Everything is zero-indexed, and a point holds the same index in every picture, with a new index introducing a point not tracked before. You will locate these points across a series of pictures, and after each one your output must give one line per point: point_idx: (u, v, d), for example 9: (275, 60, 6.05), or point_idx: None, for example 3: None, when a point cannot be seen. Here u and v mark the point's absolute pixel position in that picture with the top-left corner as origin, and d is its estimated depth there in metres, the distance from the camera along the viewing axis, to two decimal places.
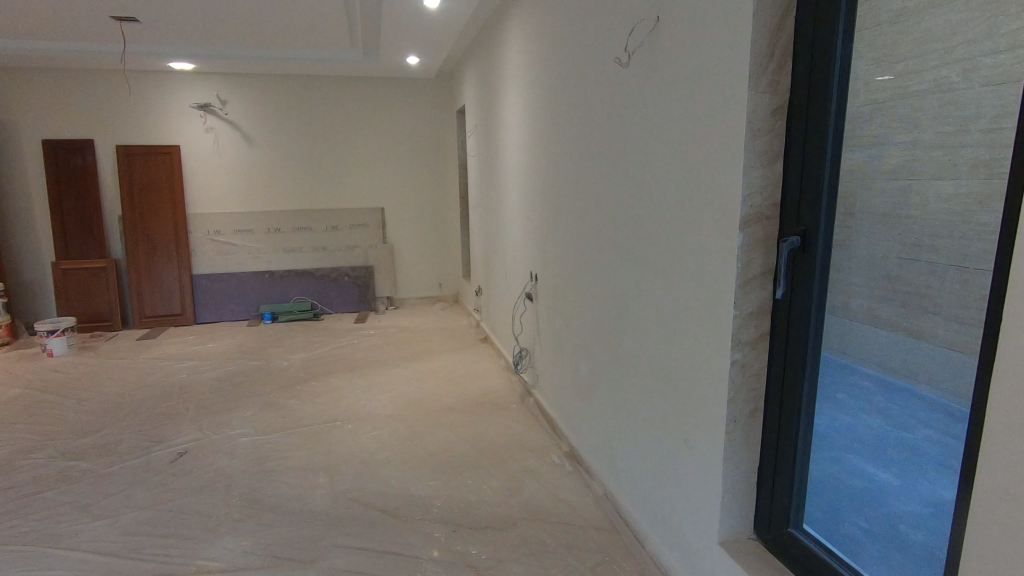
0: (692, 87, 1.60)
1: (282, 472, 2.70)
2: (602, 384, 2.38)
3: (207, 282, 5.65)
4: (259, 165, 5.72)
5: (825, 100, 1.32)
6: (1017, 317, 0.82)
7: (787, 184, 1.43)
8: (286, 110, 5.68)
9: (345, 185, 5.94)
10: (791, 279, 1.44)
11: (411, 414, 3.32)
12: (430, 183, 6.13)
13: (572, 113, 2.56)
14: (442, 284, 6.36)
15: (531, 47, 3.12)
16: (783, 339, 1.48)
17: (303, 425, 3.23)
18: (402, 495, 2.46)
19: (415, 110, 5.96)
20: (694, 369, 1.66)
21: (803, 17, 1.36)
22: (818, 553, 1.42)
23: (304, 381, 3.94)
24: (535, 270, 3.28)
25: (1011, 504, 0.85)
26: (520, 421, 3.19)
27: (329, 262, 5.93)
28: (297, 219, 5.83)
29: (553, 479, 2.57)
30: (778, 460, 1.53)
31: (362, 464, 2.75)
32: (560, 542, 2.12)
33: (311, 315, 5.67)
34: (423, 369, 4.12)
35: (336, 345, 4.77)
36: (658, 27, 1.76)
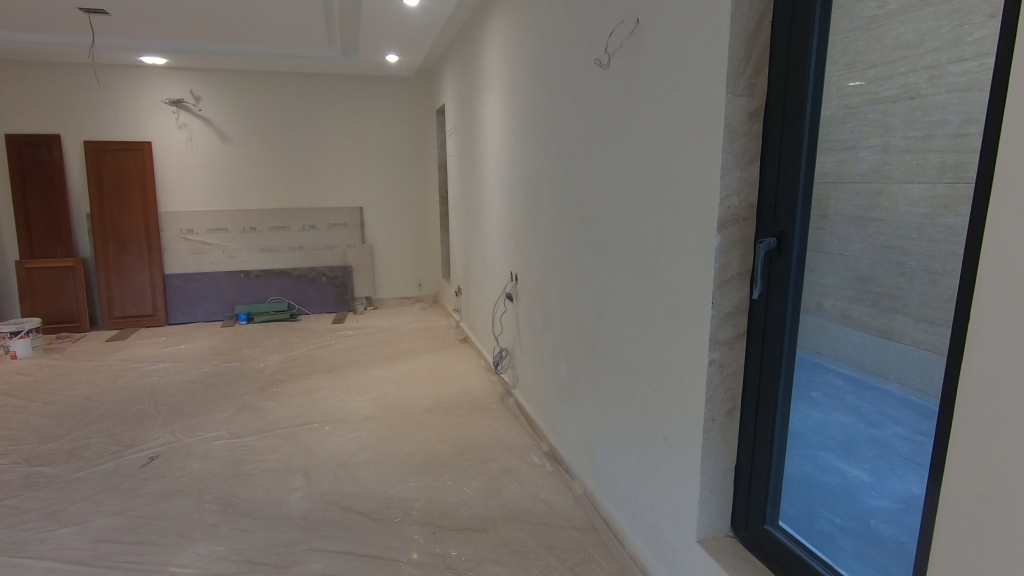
0: (671, 89, 1.61)
1: (258, 476, 2.64)
2: (582, 385, 2.38)
3: (180, 282, 5.52)
4: (234, 162, 5.60)
5: (801, 103, 1.33)
6: (985, 315, 0.83)
7: (764, 186, 1.44)
8: (263, 107, 5.58)
9: (324, 184, 5.86)
10: (767, 279, 1.45)
11: (390, 416, 3.28)
12: (410, 183, 6.08)
13: (552, 115, 2.56)
14: (422, 284, 6.31)
15: (512, 47, 3.10)
16: (759, 338, 1.49)
17: (279, 427, 3.17)
18: (382, 497, 2.43)
19: (395, 109, 5.91)
20: (674, 369, 1.67)
21: (779, 22, 1.37)
22: (792, 550, 1.43)
23: (280, 383, 3.87)
24: (516, 270, 3.27)
25: (978, 500, 0.86)
26: (500, 422, 3.18)
27: (307, 262, 5.84)
28: (274, 219, 5.74)
29: (533, 479, 2.57)
30: (755, 458, 1.54)
31: (340, 466, 2.71)
32: (540, 542, 2.12)
33: (288, 315, 5.59)
34: (402, 370, 4.07)
35: (313, 346, 4.69)
36: (638, 30, 1.76)
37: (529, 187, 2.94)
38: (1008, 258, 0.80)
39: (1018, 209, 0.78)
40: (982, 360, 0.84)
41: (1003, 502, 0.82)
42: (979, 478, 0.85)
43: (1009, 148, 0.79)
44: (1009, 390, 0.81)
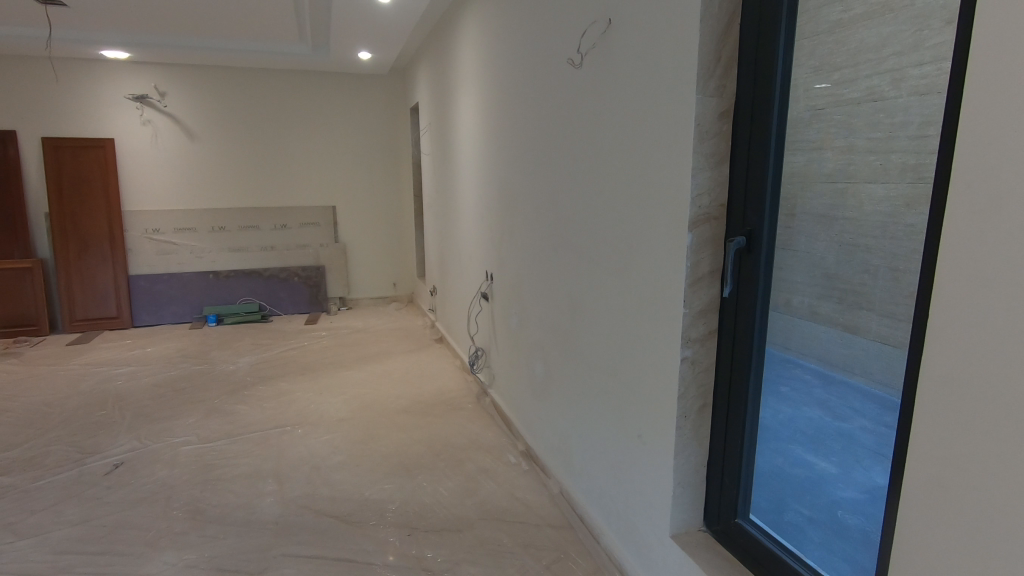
0: (643, 90, 1.62)
1: (228, 481, 2.58)
2: (558, 382, 2.39)
3: (145, 283, 5.36)
4: (202, 160, 5.46)
5: (769, 105, 1.35)
6: (946, 312, 0.86)
7: (733, 186, 1.46)
8: (231, 103, 5.45)
9: (295, 182, 5.75)
10: (737, 277, 1.47)
11: (365, 417, 3.24)
12: (384, 181, 6.02)
13: (525, 113, 2.56)
14: (396, 283, 6.26)
15: (485, 45, 3.10)
16: (730, 335, 1.51)
17: (250, 431, 3.10)
18: (356, 500, 2.40)
19: (368, 106, 5.83)
20: (647, 367, 1.69)
21: (746, 25, 1.39)
22: (764, 543, 1.46)
23: (251, 386, 3.79)
24: (491, 270, 3.26)
25: (938, 491, 0.89)
26: (476, 421, 3.17)
27: (279, 262, 5.74)
28: (244, 218, 5.62)
29: (509, 478, 2.57)
30: (727, 452, 1.56)
31: (313, 469, 2.66)
32: (517, 541, 2.12)
33: (259, 317, 5.48)
34: (375, 371, 4.02)
35: (285, 348, 4.61)
36: (610, 30, 1.77)
37: (503, 187, 2.93)
38: (963, 255, 0.83)
39: (973, 208, 0.81)
40: (941, 354, 0.87)
41: (962, 490, 0.85)
42: (939, 468, 0.88)
43: (964, 150, 0.81)
44: (968, 382, 0.83)
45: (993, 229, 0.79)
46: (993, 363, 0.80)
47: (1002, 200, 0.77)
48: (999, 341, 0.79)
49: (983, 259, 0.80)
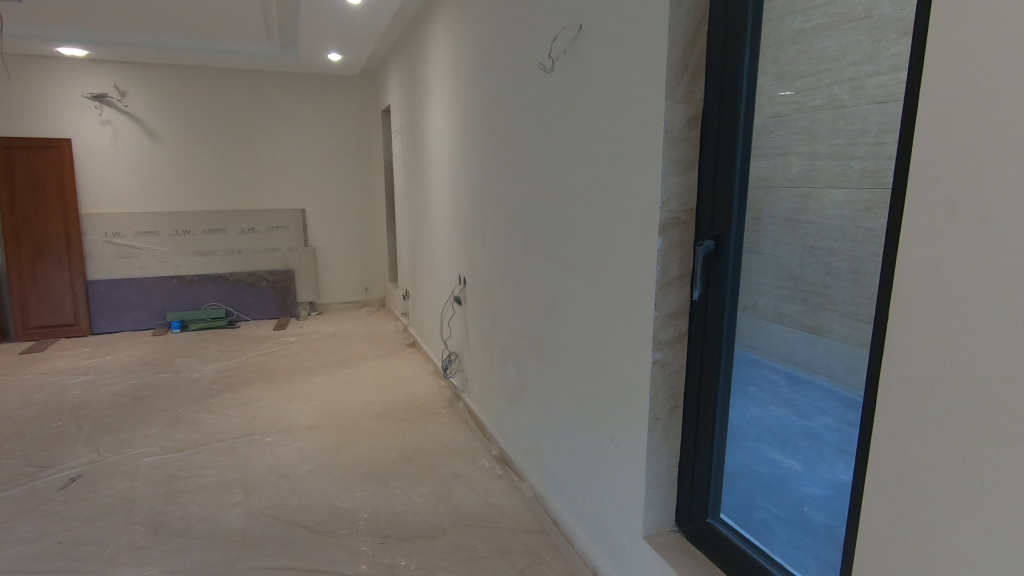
0: (614, 94, 1.64)
1: (193, 492, 2.50)
2: (530, 387, 2.39)
3: (104, 288, 5.18)
4: (165, 161, 5.31)
5: (735, 111, 1.38)
6: (904, 315, 0.89)
7: (701, 191, 1.49)
8: (195, 104, 5.31)
9: (263, 184, 5.63)
10: (706, 280, 1.50)
11: (336, 424, 3.19)
12: (355, 184, 5.95)
13: (497, 116, 2.56)
14: (368, 287, 6.18)
15: (456, 49, 3.09)
16: (699, 337, 1.53)
17: (216, 440, 3.01)
18: (326, 509, 2.35)
19: (337, 108, 5.76)
20: (619, 369, 1.70)
21: (713, 33, 1.41)
22: (733, 542, 1.48)
23: (217, 393, 3.68)
24: (463, 274, 3.24)
25: (898, 488, 0.92)
26: (449, 426, 3.15)
27: (246, 267, 5.60)
28: (209, 221, 5.46)
29: (483, 483, 2.55)
30: (697, 452, 1.58)
31: (282, 479, 2.60)
32: (490, 546, 2.11)
33: (226, 323, 5.37)
34: (346, 376, 3.95)
35: (253, 354, 4.50)
36: (581, 35, 1.79)
37: (475, 190, 2.93)
38: (918, 259, 0.86)
39: (928, 213, 0.84)
40: (899, 356, 0.90)
41: (921, 488, 0.88)
42: (897, 466, 0.92)
43: (919, 158, 0.85)
44: (925, 381, 0.86)
45: (947, 233, 0.82)
46: (949, 364, 0.83)
47: (957, 206, 0.80)
48: (953, 341, 0.82)
49: (936, 262, 0.83)
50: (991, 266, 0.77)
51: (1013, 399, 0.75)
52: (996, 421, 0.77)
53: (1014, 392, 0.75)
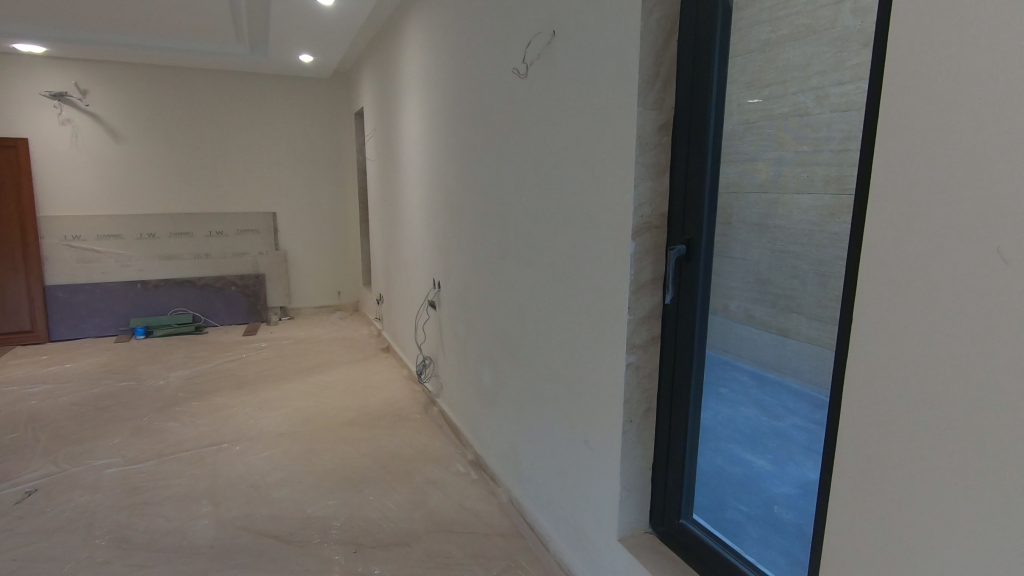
0: (588, 100, 1.65)
1: (157, 504, 2.42)
2: (505, 391, 2.38)
3: (64, 293, 5.00)
4: (128, 162, 5.15)
5: (705, 118, 1.40)
6: (868, 317, 0.91)
7: (673, 196, 1.51)
8: (160, 104, 5.17)
9: (231, 187, 5.51)
10: (678, 283, 1.52)
11: (308, 431, 3.13)
12: (328, 187, 5.87)
13: (472, 119, 2.55)
14: (341, 292, 6.09)
15: (430, 52, 3.08)
16: (672, 340, 1.55)
17: (183, 449, 2.93)
18: (297, 518, 2.31)
19: (308, 110, 5.67)
20: (594, 372, 1.71)
21: (683, 40, 1.44)
22: (706, 542, 1.50)
23: (184, 401, 3.58)
24: (438, 278, 3.23)
25: (863, 487, 0.95)
26: (424, 432, 3.12)
27: (214, 271, 5.47)
28: (175, 224, 5.32)
29: (458, 488, 2.54)
30: (670, 454, 1.60)
31: (252, 488, 2.54)
32: (465, 552, 2.10)
33: (193, 329, 5.23)
34: (319, 383, 3.89)
35: (221, 361, 4.39)
36: (554, 41, 1.80)
37: (449, 193, 2.92)
38: (881, 263, 0.89)
39: (889, 220, 0.87)
40: (863, 359, 0.92)
41: (885, 486, 0.91)
42: (861, 465, 0.95)
43: (880, 165, 0.87)
44: (888, 382, 0.89)
45: (907, 238, 0.85)
46: (910, 365, 0.86)
47: (916, 212, 0.83)
48: (914, 342, 0.85)
49: (898, 267, 0.86)
50: (949, 270, 0.80)
51: (970, 399, 0.78)
52: (954, 418, 0.80)
53: (971, 391, 0.78)
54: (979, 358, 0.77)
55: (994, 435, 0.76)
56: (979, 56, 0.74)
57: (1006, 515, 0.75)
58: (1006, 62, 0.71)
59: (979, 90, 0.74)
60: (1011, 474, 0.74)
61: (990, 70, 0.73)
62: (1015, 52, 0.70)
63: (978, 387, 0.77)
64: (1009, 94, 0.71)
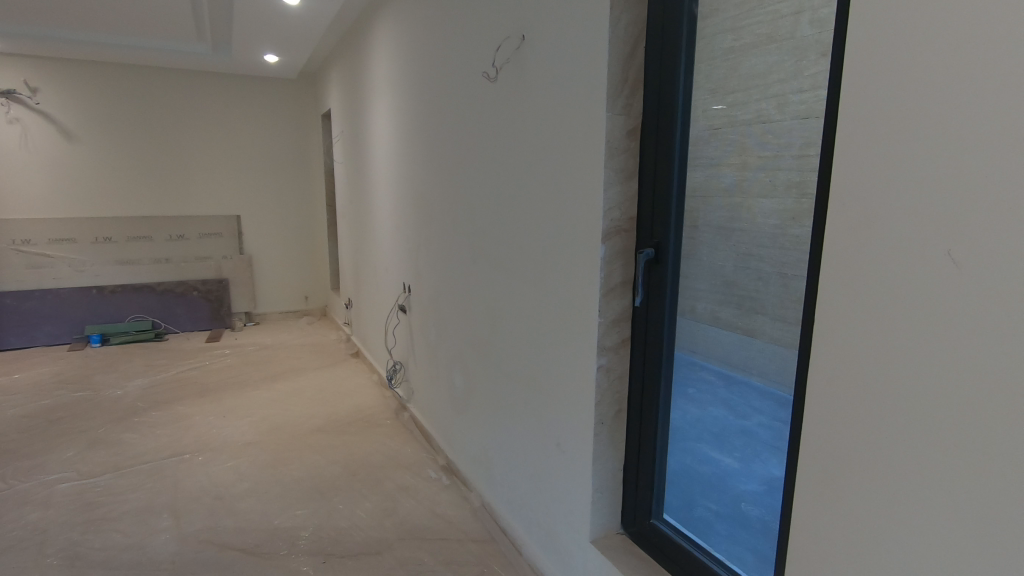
0: (557, 105, 1.67)
1: (115, 519, 2.32)
2: (477, 396, 2.37)
3: (12, 300, 4.77)
4: (82, 163, 4.95)
5: (672, 123, 1.43)
6: (831, 318, 0.94)
7: (641, 201, 1.53)
8: (115, 103, 4.99)
9: (192, 189, 5.35)
10: (647, 286, 1.54)
11: (274, 439, 3.05)
12: (294, 190, 5.76)
13: (442, 122, 2.54)
14: (308, 296, 5.98)
15: (399, 55, 3.06)
16: (642, 343, 1.57)
17: (142, 462, 2.82)
18: (264, 530, 2.25)
19: (273, 112, 5.55)
20: (565, 376, 1.72)
21: (650, 47, 1.46)
22: (677, 541, 1.52)
23: (143, 411, 3.45)
24: (408, 282, 3.20)
25: (828, 484, 0.97)
26: (395, 438, 3.08)
27: (175, 276, 5.29)
28: (133, 227, 5.14)
29: (429, 494, 2.51)
30: (641, 454, 1.62)
31: (215, 499, 2.47)
32: (437, 559, 2.08)
33: (152, 336, 5.05)
34: (286, 390, 3.80)
35: (183, 368, 4.25)
36: (524, 45, 1.81)
37: (419, 197, 2.89)
38: (841, 266, 0.92)
39: (848, 223, 0.90)
40: (824, 360, 0.96)
41: (846, 482, 0.94)
42: (825, 461, 0.97)
43: (840, 172, 0.90)
44: (850, 383, 0.92)
45: (865, 241, 0.88)
46: (868, 365, 0.89)
47: (873, 215, 0.86)
48: (871, 343, 0.88)
49: (858, 269, 0.89)
50: (906, 273, 0.83)
51: (925, 395, 0.81)
52: (910, 413, 0.84)
53: (928, 387, 0.81)
54: (934, 357, 0.80)
55: (948, 429, 0.79)
56: (930, 66, 0.77)
57: (961, 506, 0.78)
58: (955, 72, 0.75)
59: (930, 97, 0.78)
60: (964, 465, 0.78)
61: (940, 79, 0.76)
62: (962, 63, 0.74)
63: (935, 383, 0.80)
64: (957, 102, 0.75)
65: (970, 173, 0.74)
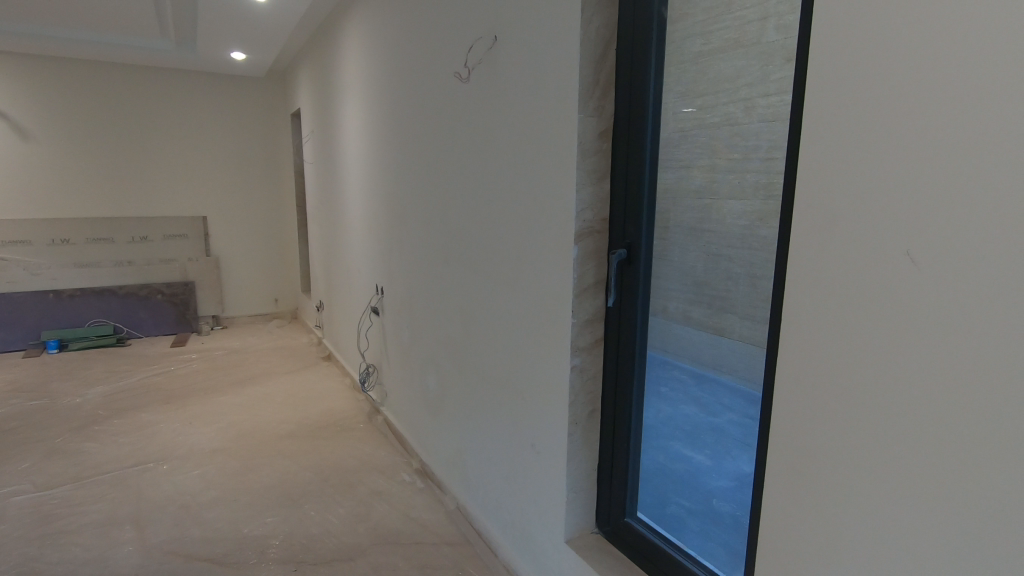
0: (530, 106, 1.67)
1: (73, 532, 2.23)
2: (452, 399, 2.36)
3: None
4: (38, 162, 4.76)
5: (643, 126, 1.46)
6: (796, 317, 0.97)
7: (613, 203, 1.55)
8: (74, 100, 4.81)
9: (156, 190, 5.20)
10: (620, 286, 1.57)
11: (243, 446, 2.98)
12: (263, 190, 5.64)
13: (414, 121, 2.51)
14: (278, 299, 5.86)
15: (370, 53, 3.02)
16: (614, 342, 1.60)
17: (103, 471, 2.72)
18: (232, 539, 2.19)
19: (241, 110, 5.42)
20: (539, 377, 1.73)
21: (621, 49, 1.48)
22: (650, 539, 1.54)
23: (105, 419, 3.33)
24: (380, 283, 3.16)
25: (795, 480, 1.00)
26: (369, 442, 3.04)
27: (137, 279, 5.12)
28: (93, 229, 4.96)
29: (403, 498, 2.49)
30: (614, 454, 1.64)
31: (181, 509, 2.40)
32: (412, 564, 2.06)
33: (114, 341, 4.88)
34: (255, 395, 3.71)
35: (146, 374, 4.12)
36: (496, 46, 1.81)
37: (392, 197, 2.86)
38: (808, 266, 0.94)
39: (811, 224, 0.93)
40: (788, 357, 0.99)
41: (813, 478, 0.97)
42: (792, 456, 1.00)
43: (805, 176, 0.93)
44: (814, 379, 0.95)
45: (828, 240, 0.90)
46: (831, 362, 0.92)
47: (837, 216, 0.89)
48: (838, 343, 0.90)
49: (822, 270, 0.92)
50: (869, 274, 0.85)
51: (883, 391, 0.84)
52: (871, 409, 0.86)
53: (889, 384, 0.84)
54: (898, 356, 0.82)
55: (907, 424, 0.82)
56: (887, 71, 0.80)
57: (919, 498, 0.81)
58: (909, 76, 0.78)
59: (887, 101, 0.80)
60: (923, 458, 0.80)
61: (896, 84, 0.79)
62: (916, 69, 0.77)
63: (893, 379, 0.83)
64: (912, 107, 0.78)
65: (928, 175, 0.77)
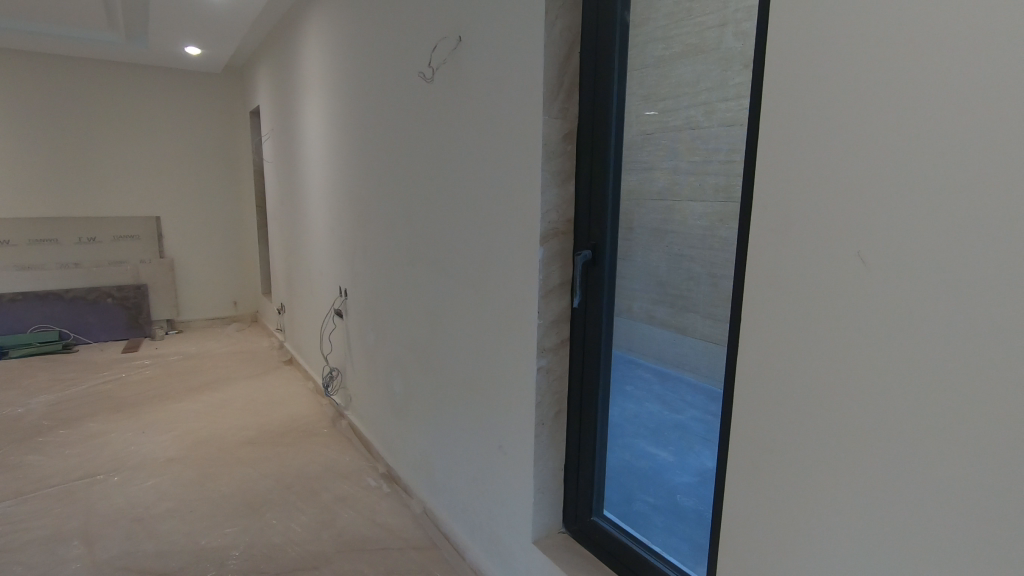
0: (494, 107, 1.67)
1: (15, 551, 2.11)
2: (417, 401, 2.33)
3: None
4: None
5: (607, 127, 1.46)
6: (758, 317, 0.99)
7: (578, 204, 1.55)
8: (13, 93, 4.55)
9: (105, 189, 4.98)
10: (585, 287, 1.57)
11: (201, 454, 2.88)
12: (220, 189, 5.46)
13: (377, 120, 2.48)
14: (237, 301, 5.70)
15: (332, 50, 2.96)
16: (580, 343, 1.60)
17: (48, 485, 2.59)
18: (188, 551, 2.11)
19: (196, 107, 5.25)
20: (505, 378, 1.73)
21: (585, 52, 1.49)
22: (616, 537, 1.55)
23: (50, 429, 3.17)
24: (344, 285, 3.10)
25: (756, 475, 1.02)
26: (333, 446, 2.98)
27: (84, 282, 4.88)
28: (37, 229, 4.73)
29: (370, 503, 2.45)
30: (581, 453, 1.64)
31: (134, 522, 2.29)
32: (378, 569, 2.03)
33: (60, 347, 4.66)
34: (213, 401, 3.60)
35: (95, 382, 3.94)
36: (460, 47, 1.80)
37: (355, 196, 2.81)
38: (767, 267, 0.96)
39: (769, 226, 0.95)
40: (750, 356, 1.01)
41: (774, 474, 0.99)
42: (754, 453, 1.02)
43: (763, 180, 0.95)
44: (774, 377, 0.97)
45: (786, 243, 0.93)
46: (791, 361, 0.94)
47: (795, 220, 0.91)
48: (797, 342, 0.93)
49: (780, 271, 0.94)
50: (824, 275, 0.88)
51: (838, 388, 0.87)
52: (827, 405, 0.89)
53: (844, 382, 0.87)
54: (852, 355, 0.85)
55: (860, 420, 0.85)
56: (837, 82, 0.83)
57: (871, 491, 0.84)
58: (860, 81, 0.81)
59: (837, 108, 0.84)
60: (876, 453, 0.83)
61: (845, 94, 0.83)
62: (866, 77, 0.80)
63: (847, 376, 0.86)
64: (861, 116, 0.81)
65: (878, 180, 0.80)
